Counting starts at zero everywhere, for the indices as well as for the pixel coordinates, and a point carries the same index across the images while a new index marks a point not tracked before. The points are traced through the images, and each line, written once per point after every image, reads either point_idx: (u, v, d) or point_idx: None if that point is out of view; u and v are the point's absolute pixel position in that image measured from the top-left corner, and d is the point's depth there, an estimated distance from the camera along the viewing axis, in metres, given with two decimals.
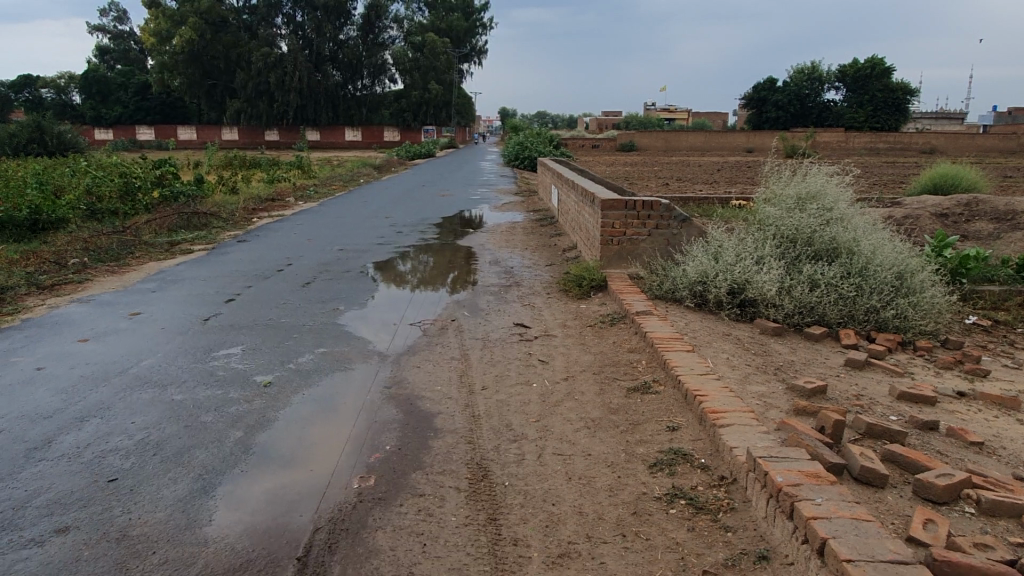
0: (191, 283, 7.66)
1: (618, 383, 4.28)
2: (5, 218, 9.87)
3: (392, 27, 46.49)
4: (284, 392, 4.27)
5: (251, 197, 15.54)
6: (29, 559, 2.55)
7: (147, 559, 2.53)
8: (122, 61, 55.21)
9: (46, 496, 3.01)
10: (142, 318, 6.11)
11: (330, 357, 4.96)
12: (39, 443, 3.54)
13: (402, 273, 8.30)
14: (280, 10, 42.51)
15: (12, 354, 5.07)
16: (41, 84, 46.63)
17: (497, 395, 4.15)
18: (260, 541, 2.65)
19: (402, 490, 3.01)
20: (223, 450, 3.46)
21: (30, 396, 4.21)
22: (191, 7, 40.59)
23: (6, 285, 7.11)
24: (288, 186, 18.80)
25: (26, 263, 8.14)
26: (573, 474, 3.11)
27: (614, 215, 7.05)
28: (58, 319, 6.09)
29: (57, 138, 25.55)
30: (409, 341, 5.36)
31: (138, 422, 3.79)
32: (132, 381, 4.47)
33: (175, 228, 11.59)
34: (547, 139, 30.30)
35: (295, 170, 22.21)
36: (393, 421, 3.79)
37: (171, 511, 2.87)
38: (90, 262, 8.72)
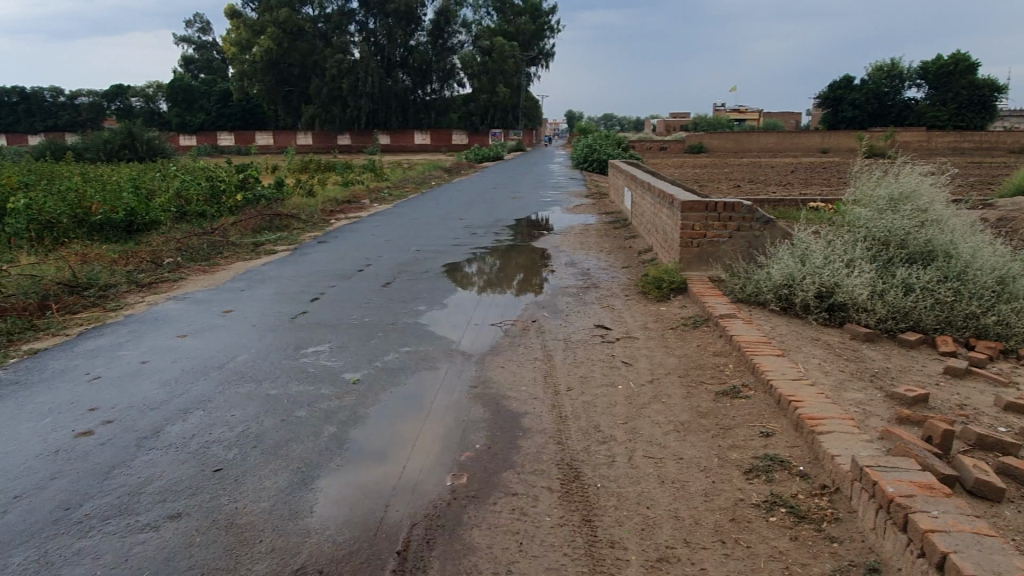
0: (277, 283, 7.92)
1: (705, 387, 4.19)
2: (104, 220, 10.46)
3: (462, 32, 46.91)
4: (373, 390, 4.36)
5: (329, 200, 16.00)
6: (146, 543, 2.68)
7: (253, 547, 2.63)
8: (206, 71, 57.34)
9: (159, 483, 3.17)
10: (234, 316, 6.35)
11: (414, 356, 5.05)
12: (149, 433, 3.74)
13: (477, 274, 8.44)
14: (352, 18, 43.57)
15: (118, 348, 5.36)
16: (131, 93, 48.74)
17: (583, 396, 4.14)
18: (360, 533, 2.72)
19: (495, 489, 3.04)
20: (319, 444, 3.56)
21: (137, 389, 4.44)
22: (270, 17, 41.94)
23: (109, 283, 7.52)
24: (362, 188, 19.29)
25: (127, 262, 8.60)
26: (666, 478, 3.07)
27: (695, 216, 6.91)
28: (158, 316, 6.40)
29: (147, 144, 26.91)
30: (489, 342, 5.40)
31: (238, 415, 3.95)
32: (229, 376, 4.67)
33: (258, 229, 12.06)
34: (616, 143, 30.11)
35: (369, 173, 22.74)
36: (481, 420, 3.83)
37: (272, 501, 2.98)
38: (183, 262, 9.15)
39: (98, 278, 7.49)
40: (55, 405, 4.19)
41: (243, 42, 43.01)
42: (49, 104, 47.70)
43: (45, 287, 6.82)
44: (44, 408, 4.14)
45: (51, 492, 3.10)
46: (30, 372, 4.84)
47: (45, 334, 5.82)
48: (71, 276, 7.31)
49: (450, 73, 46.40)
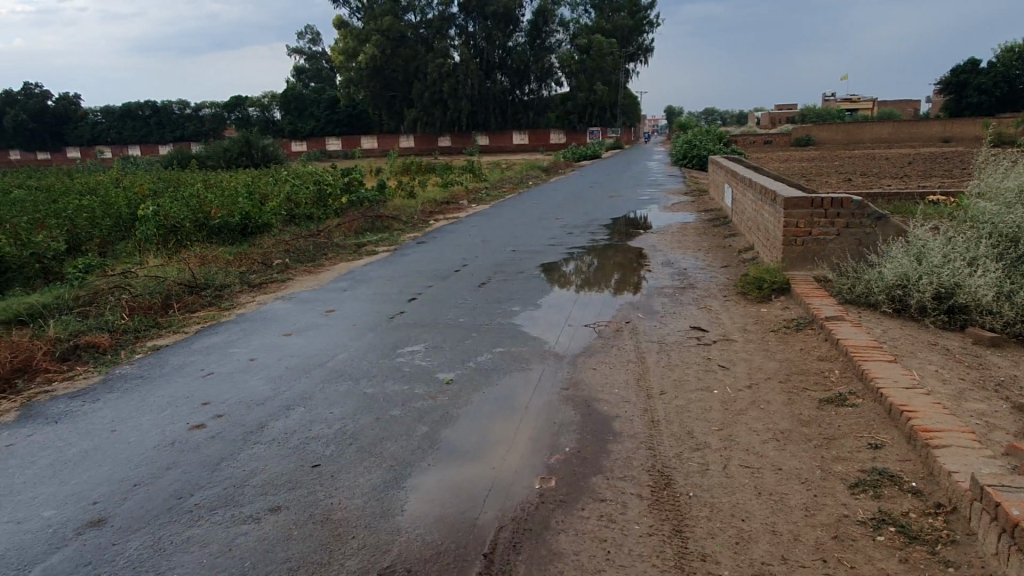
0: (378, 283, 8.16)
1: (808, 394, 3.98)
2: (222, 223, 11.13)
3: (560, 31, 46.86)
4: (465, 390, 4.41)
5: (428, 201, 16.37)
6: (247, 534, 2.80)
7: (346, 543, 2.71)
8: (316, 79, 59.40)
9: (262, 476, 3.32)
10: (336, 315, 6.59)
11: (507, 356, 5.07)
12: (254, 427, 3.92)
13: (572, 273, 8.43)
14: (453, 23, 44.38)
15: (230, 345, 5.67)
16: (250, 102, 51.21)
17: (676, 400, 4.02)
18: (448, 533, 2.75)
19: (585, 494, 2.99)
20: (411, 443, 3.63)
21: (245, 384, 4.69)
22: (374, 25, 43.27)
23: (225, 283, 7.97)
24: (461, 189, 19.60)
25: (240, 263, 9.11)
26: (763, 489, 2.93)
27: (799, 214, 6.60)
28: (267, 315, 6.73)
29: (262, 151, 28.38)
30: (583, 343, 5.34)
31: (337, 413, 4.09)
32: (330, 373, 4.84)
33: (361, 230, 12.49)
34: (718, 137, 29.28)
35: (468, 174, 23.12)
36: (572, 422, 3.80)
37: (365, 498, 3.06)
38: (291, 262, 9.60)
39: (214, 279, 7.95)
40: (173, 399, 4.47)
41: (349, 50, 44.57)
42: (178, 115, 50.66)
43: (169, 287, 7.30)
44: (163, 401, 4.43)
45: (166, 481, 3.31)
46: (152, 367, 5.20)
47: (167, 331, 6.22)
48: (192, 276, 7.80)
49: (547, 73, 46.39)
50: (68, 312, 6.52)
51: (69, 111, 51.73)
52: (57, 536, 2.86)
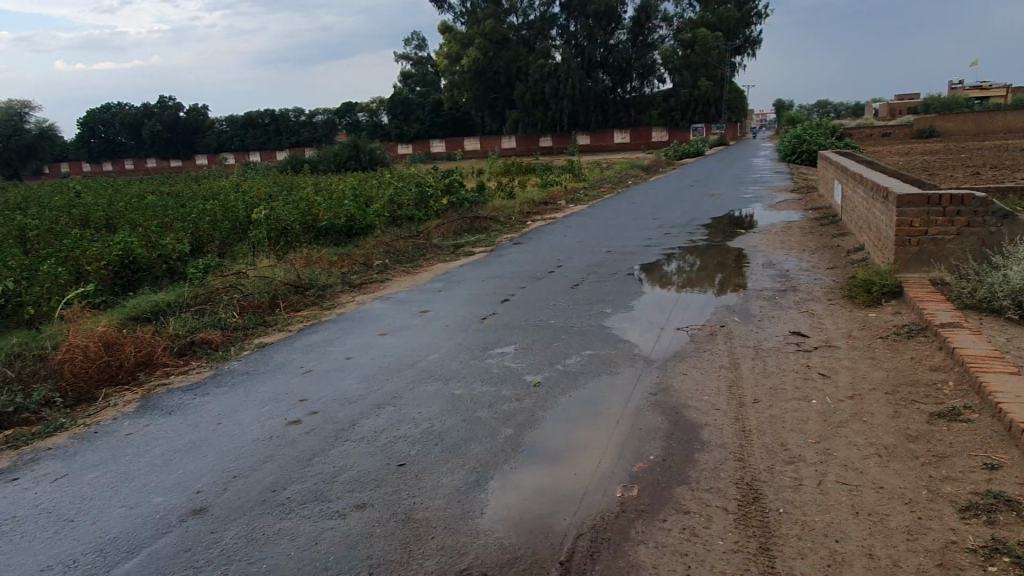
0: (473, 284, 8.26)
1: (917, 407, 3.71)
2: (328, 226, 11.61)
3: (663, 26, 45.93)
4: (551, 393, 4.39)
5: (526, 202, 16.46)
6: (333, 529, 2.88)
7: (426, 543, 2.74)
8: (421, 83, 60.33)
9: (350, 472, 3.40)
10: (430, 315, 6.72)
11: (596, 360, 5.01)
12: (346, 425, 4.03)
13: (668, 274, 8.24)
14: (554, 23, 44.53)
15: (329, 344, 5.89)
16: (359, 108, 53.09)
17: (770, 410, 3.85)
18: (527, 538, 2.74)
19: (668, 504, 2.91)
20: (495, 445, 3.64)
21: (340, 382, 4.84)
22: (476, 29, 44.02)
23: (328, 283, 8.30)
24: (559, 189, 19.58)
25: (344, 264, 9.45)
26: (861, 508, 2.75)
27: (913, 211, 6.19)
28: (365, 315, 6.95)
29: (370, 155, 29.41)
30: (675, 347, 5.20)
31: (425, 412, 4.15)
32: (420, 373, 4.94)
33: (459, 231, 12.70)
34: (829, 131, 27.92)
35: (566, 174, 23.10)
36: (659, 429, 3.70)
37: (447, 499, 3.09)
38: (391, 263, 9.88)
39: (318, 279, 8.29)
40: (273, 396, 4.67)
41: (452, 54, 45.45)
42: (293, 122, 53.07)
43: (276, 286, 7.66)
44: (264, 397, 4.63)
45: (262, 474, 3.44)
46: (256, 364, 5.46)
47: (273, 329, 6.54)
48: (297, 277, 8.15)
49: (649, 69, 44.95)
50: (187, 309, 6.95)
51: (196, 121, 54.92)
52: (164, 521, 3.02)
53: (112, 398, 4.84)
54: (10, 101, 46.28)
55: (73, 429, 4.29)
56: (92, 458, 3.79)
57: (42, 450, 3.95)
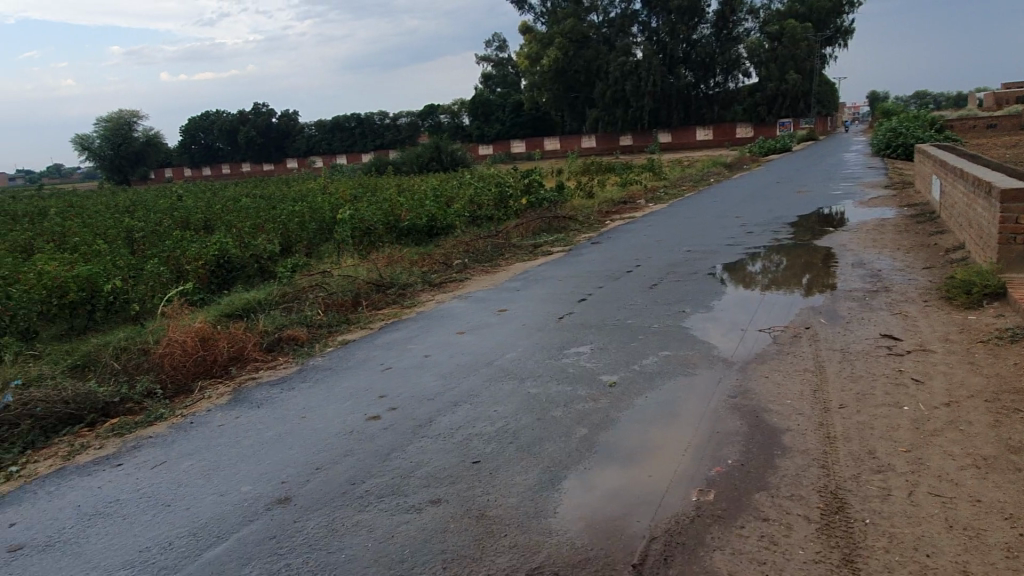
0: (550, 283, 8.26)
1: (1020, 416, 3.47)
2: (410, 226, 11.85)
3: (749, 19, 44.33)
4: (627, 393, 4.35)
5: (605, 201, 16.33)
6: (409, 523, 2.94)
7: (498, 541, 2.76)
8: (501, 84, 60.57)
9: (426, 469, 3.46)
10: (508, 314, 6.77)
11: (674, 360, 4.92)
12: (423, 421, 4.11)
13: (752, 274, 8.00)
14: (636, 19, 43.97)
15: (410, 342, 6.02)
16: (441, 110, 53.95)
17: (857, 416, 3.69)
18: (599, 539, 2.73)
19: (745, 510, 2.84)
20: (569, 445, 3.63)
21: (419, 379, 4.94)
22: (557, 28, 43.97)
23: (409, 282, 8.47)
24: (640, 188, 19.34)
25: (425, 264, 9.63)
26: (955, 522, 2.61)
27: (1019, 208, 5.83)
28: (445, 313, 7.06)
29: (451, 156, 29.87)
30: (758, 349, 5.05)
31: (501, 411, 4.19)
32: (497, 372, 4.98)
33: (538, 231, 12.73)
34: (928, 124, 26.45)
35: (647, 172, 22.78)
36: (738, 433, 3.60)
37: (520, 498, 3.10)
38: (470, 262, 10.01)
39: (399, 279, 8.47)
40: (355, 391, 4.81)
41: (533, 54, 45.59)
42: (378, 125, 54.38)
43: (359, 285, 7.87)
44: (346, 393, 4.78)
45: (343, 467, 3.55)
46: (339, 360, 5.64)
47: (356, 327, 6.73)
48: (380, 276, 8.35)
49: (734, 63, 43.40)
50: (275, 307, 7.24)
51: (287, 126, 56.98)
52: (250, 509, 3.15)
53: (206, 391, 5.11)
54: (120, 111, 49.50)
55: (172, 419, 4.54)
56: (188, 446, 4.00)
57: (144, 438, 4.20)
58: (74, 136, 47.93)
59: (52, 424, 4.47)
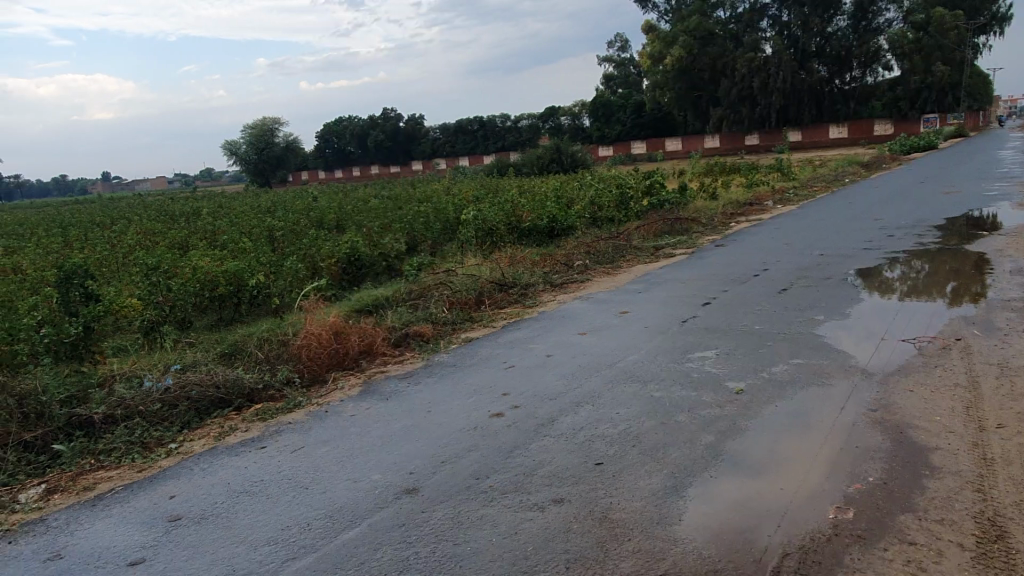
0: (673, 286, 8.09)
1: None
2: (531, 226, 11.96)
3: (891, 8, 41.00)
4: (756, 401, 4.18)
5: (730, 202, 15.80)
6: (532, 521, 2.96)
7: (622, 545, 2.74)
8: (622, 84, 59.85)
9: (548, 468, 3.48)
10: (630, 316, 6.70)
11: (806, 369, 4.69)
12: (546, 420, 4.13)
13: (892, 280, 7.49)
14: (765, 13, 42.20)
15: (531, 341, 6.08)
16: (562, 112, 53.97)
17: (1018, 438, 3.37)
18: (727, 551, 2.65)
19: (888, 532, 2.66)
20: (694, 452, 3.54)
21: (541, 379, 4.97)
22: (681, 26, 42.97)
23: (530, 282, 8.56)
24: (767, 189, 18.55)
25: (545, 264, 9.68)
26: None
27: None
28: (566, 314, 7.08)
29: (572, 157, 29.84)
30: (899, 361, 4.72)
31: (622, 413, 4.14)
32: (619, 373, 4.93)
33: (660, 233, 12.51)
34: None
35: (776, 172, 21.82)
36: (879, 449, 3.38)
37: (645, 502, 3.06)
38: (591, 263, 9.96)
39: (522, 278, 8.58)
40: (478, 388, 4.92)
41: (656, 53, 44.82)
42: (500, 127, 55.27)
43: (482, 284, 8.04)
44: (471, 389, 4.89)
45: (468, 461, 3.63)
46: (463, 357, 5.77)
47: (479, 324, 6.88)
48: (503, 276, 8.49)
49: (874, 56, 40.78)
50: (402, 304, 7.51)
51: (414, 130, 58.97)
52: (382, 497, 3.29)
53: (340, 381, 5.39)
54: (265, 118, 53.10)
55: (309, 406, 4.82)
56: (324, 434, 4.23)
57: (285, 424, 4.48)
58: (224, 142, 51.93)
59: (205, 406, 4.85)
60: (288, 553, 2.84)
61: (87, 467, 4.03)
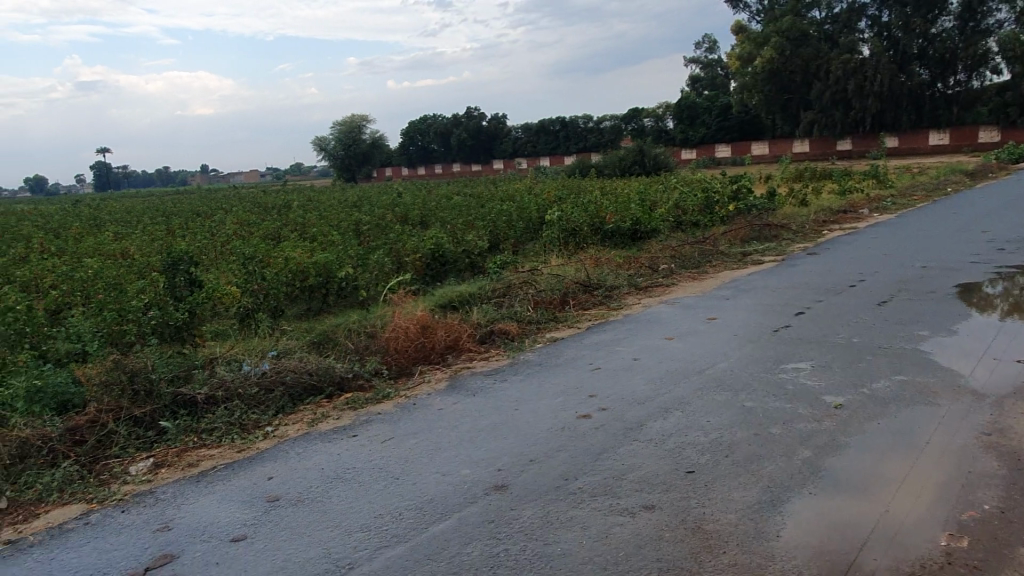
0: (763, 293, 7.84)
1: None
2: (614, 228, 11.84)
3: (1003, 8, 37.90)
4: (857, 417, 4.00)
5: (822, 209, 15.21)
6: (623, 526, 2.92)
7: (718, 557, 2.66)
8: (708, 86, 58.49)
9: (637, 472, 3.42)
10: (718, 323, 6.53)
11: (910, 386, 4.45)
12: (634, 425, 4.07)
13: (1001, 296, 7.04)
14: (864, 13, 40.36)
15: (617, 344, 6.01)
16: (646, 114, 53.02)
17: None
18: (830, 572, 2.54)
19: (1007, 565, 2.50)
20: (791, 466, 3.41)
21: (628, 382, 4.90)
22: (773, 27, 41.58)
23: (614, 284, 8.46)
24: (861, 197, 17.75)
25: (628, 267, 9.57)
26: None
27: None
28: (652, 317, 6.96)
29: (654, 159, 29.39)
30: (1013, 383, 4.42)
31: (714, 421, 4.04)
32: (709, 381, 4.81)
33: (747, 239, 12.16)
34: None
35: (870, 179, 20.87)
36: (994, 476, 3.17)
37: (740, 515, 2.97)
38: (676, 268, 9.78)
39: (606, 280, 8.50)
40: (565, 388, 4.90)
41: (745, 55, 43.60)
42: (582, 128, 54.99)
43: (567, 284, 8.01)
44: (557, 389, 4.87)
45: (557, 461, 3.61)
46: (548, 356, 5.76)
47: (563, 325, 6.86)
48: (587, 277, 8.43)
49: (982, 59, 37.63)
50: (487, 301, 7.56)
51: (496, 129, 59.42)
52: (471, 492, 3.31)
53: (427, 375, 5.47)
54: (353, 116, 54.64)
55: (397, 398, 4.91)
56: (413, 425, 4.31)
57: (374, 413, 4.59)
58: (315, 138, 53.76)
59: (298, 392, 5.01)
60: (380, 541, 2.90)
61: (191, 445, 4.23)
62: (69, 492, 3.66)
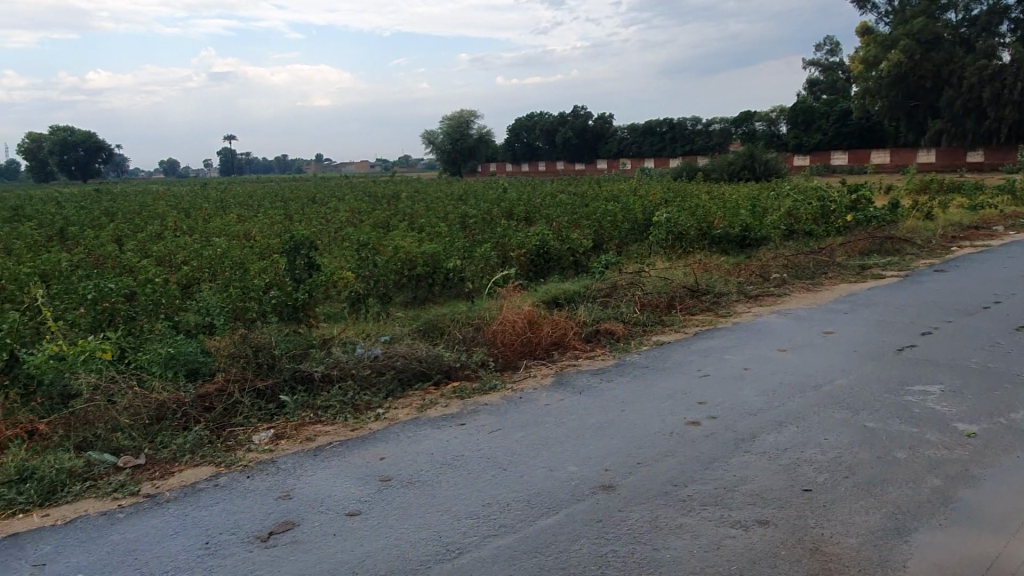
0: (884, 310, 7.43)
1: None
2: (724, 234, 11.53)
3: None
4: (993, 448, 3.72)
5: (951, 224, 14.22)
6: (735, 538, 2.84)
7: None
8: (828, 89, 55.85)
9: (751, 485, 3.31)
10: (836, 337, 6.22)
11: None
12: (747, 436, 3.94)
13: None
14: (1007, 16, 37.50)
15: (728, 351, 5.84)
16: (759, 117, 51.28)
17: None
18: None
19: None
20: (918, 494, 3.21)
21: (739, 392, 4.75)
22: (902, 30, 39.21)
23: (723, 290, 8.22)
24: (996, 213, 16.46)
25: (738, 274, 9.28)
26: None
27: None
28: (763, 327, 6.72)
29: (765, 164, 28.35)
30: None
31: (832, 440, 3.86)
32: (827, 397, 4.59)
33: (866, 251, 11.54)
34: None
35: (1005, 195, 19.37)
36: None
37: (862, 540, 2.82)
38: (788, 278, 9.41)
39: (714, 286, 8.27)
40: (673, 393, 4.80)
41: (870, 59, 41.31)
42: (689, 130, 53.72)
43: (674, 288, 7.86)
44: (664, 393, 4.78)
45: (665, 466, 3.55)
46: (655, 360, 5.67)
47: (669, 329, 6.73)
48: (695, 281, 8.23)
49: None
50: (591, 300, 7.52)
51: (602, 129, 58.96)
52: (578, 490, 3.30)
53: (532, 370, 5.50)
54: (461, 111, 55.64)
55: (503, 391, 4.96)
56: (519, 419, 4.34)
57: (480, 404, 4.66)
58: (424, 132, 55.11)
59: (407, 377, 5.15)
60: (489, 529, 2.94)
61: (308, 419, 4.43)
62: (199, 454, 3.92)
